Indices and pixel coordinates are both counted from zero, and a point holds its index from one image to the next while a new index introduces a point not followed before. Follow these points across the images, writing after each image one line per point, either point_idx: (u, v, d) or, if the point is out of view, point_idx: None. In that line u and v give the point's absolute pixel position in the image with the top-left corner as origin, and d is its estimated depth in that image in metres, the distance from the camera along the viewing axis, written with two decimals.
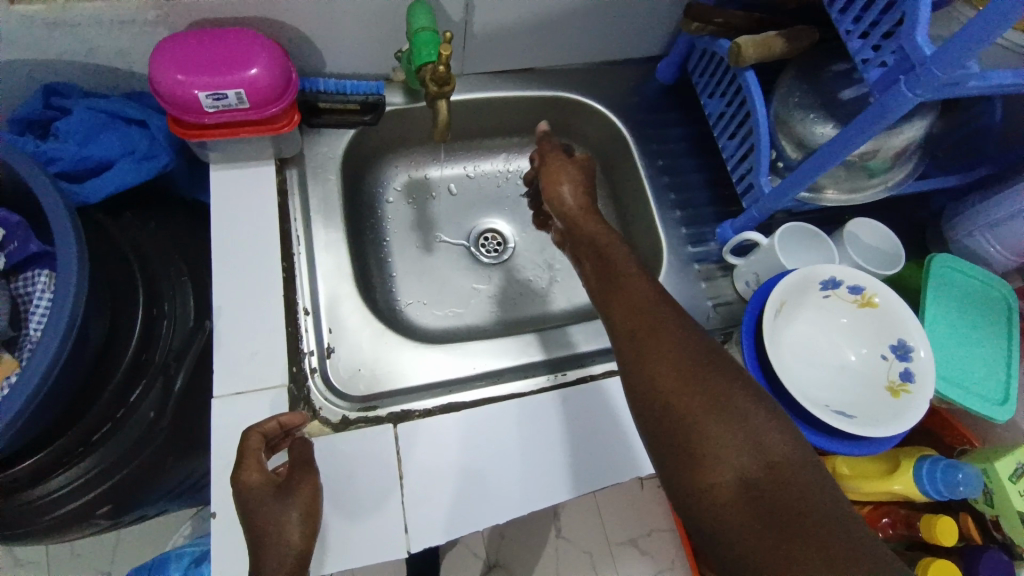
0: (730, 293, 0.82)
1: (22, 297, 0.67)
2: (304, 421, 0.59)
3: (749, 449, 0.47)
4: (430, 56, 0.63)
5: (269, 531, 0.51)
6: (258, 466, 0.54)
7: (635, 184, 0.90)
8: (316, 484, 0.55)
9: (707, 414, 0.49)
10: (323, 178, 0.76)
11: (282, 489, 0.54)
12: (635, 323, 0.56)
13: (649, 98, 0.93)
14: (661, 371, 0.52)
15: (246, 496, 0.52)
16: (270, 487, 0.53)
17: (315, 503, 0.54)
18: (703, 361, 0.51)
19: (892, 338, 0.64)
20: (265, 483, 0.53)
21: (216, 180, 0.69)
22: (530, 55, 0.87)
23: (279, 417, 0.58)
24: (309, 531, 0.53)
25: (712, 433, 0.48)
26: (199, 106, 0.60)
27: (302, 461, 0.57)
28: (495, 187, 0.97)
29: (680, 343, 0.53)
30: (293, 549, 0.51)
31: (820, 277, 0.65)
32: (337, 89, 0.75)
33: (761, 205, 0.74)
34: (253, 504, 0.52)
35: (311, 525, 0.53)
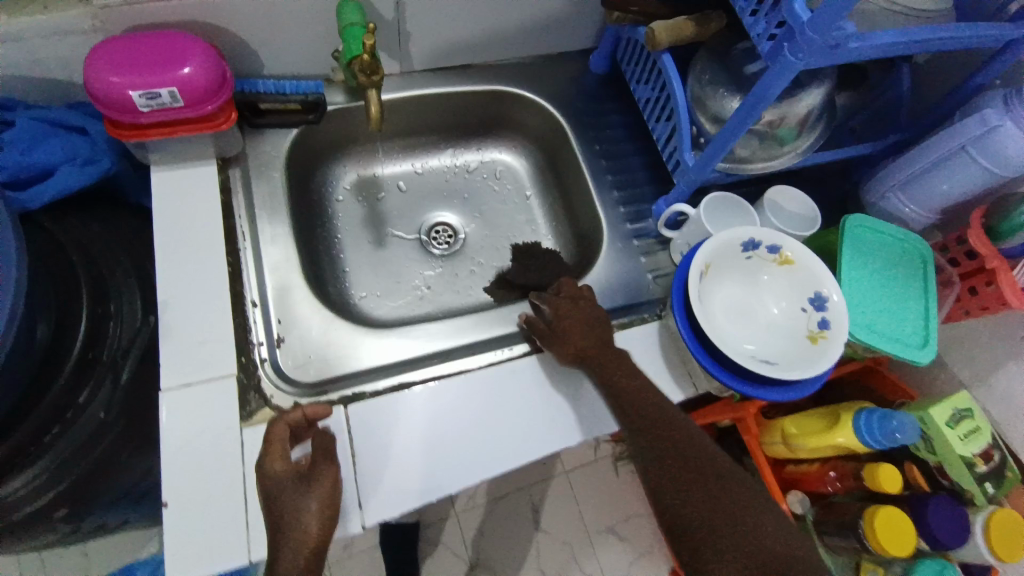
0: (668, 264, 0.86)
1: None
2: (327, 412, 0.61)
3: (775, 532, 0.57)
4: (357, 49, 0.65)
5: (288, 517, 0.55)
6: (281, 454, 0.58)
7: (576, 169, 0.94)
8: (334, 478, 0.57)
9: (747, 508, 0.58)
10: (268, 176, 0.78)
11: (302, 478, 0.57)
12: (664, 431, 0.63)
13: (584, 87, 0.98)
14: (724, 470, 0.61)
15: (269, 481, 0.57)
16: (290, 477, 0.57)
17: (334, 495, 0.57)
18: (719, 460, 0.62)
19: (811, 291, 0.69)
20: (286, 471, 0.57)
21: (158, 179, 0.70)
22: (467, 51, 0.91)
23: (303, 408, 0.61)
24: (323, 521, 0.56)
25: (770, 537, 0.57)
26: (134, 105, 0.62)
27: (327, 451, 0.59)
28: (444, 182, 1.01)
29: (700, 453, 0.62)
30: (310, 537, 0.55)
31: (740, 239, 0.70)
32: (277, 89, 0.77)
33: (687, 179, 0.79)
34: (275, 490, 0.56)
35: (327, 517, 0.56)
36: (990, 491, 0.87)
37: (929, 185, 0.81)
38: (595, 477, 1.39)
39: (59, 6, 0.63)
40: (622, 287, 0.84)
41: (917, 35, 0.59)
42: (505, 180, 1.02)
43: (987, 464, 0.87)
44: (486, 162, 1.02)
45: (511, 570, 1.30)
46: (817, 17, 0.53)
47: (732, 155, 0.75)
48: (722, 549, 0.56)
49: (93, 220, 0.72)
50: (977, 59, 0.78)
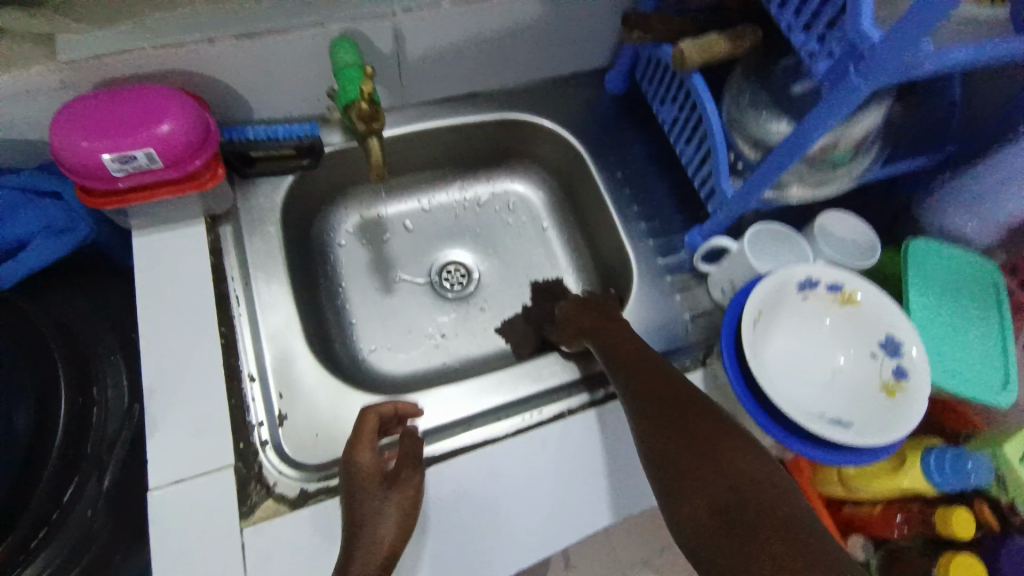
0: (706, 301, 0.78)
1: None
2: (416, 411, 0.63)
3: (744, 462, 0.50)
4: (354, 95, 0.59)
5: (363, 522, 0.52)
6: (370, 447, 0.57)
7: (596, 198, 0.86)
8: (418, 489, 0.55)
9: (714, 435, 0.52)
10: (263, 232, 0.71)
11: (386, 478, 0.55)
12: (637, 363, 0.61)
13: (601, 109, 0.90)
14: (692, 395, 0.56)
15: (356, 476, 0.55)
16: (378, 481, 0.55)
17: (412, 507, 0.54)
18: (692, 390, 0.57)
19: (881, 334, 0.61)
20: (372, 468, 0.56)
21: (141, 245, 0.63)
22: (473, 78, 0.84)
23: (395, 402, 0.62)
24: (399, 533, 0.52)
25: (729, 456, 0.50)
26: (106, 172, 0.55)
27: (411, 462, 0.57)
28: (453, 218, 0.93)
29: (675, 383, 0.58)
30: (382, 549, 0.51)
31: (796, 278, 0.62)
32: (268, 135, 0.71)
33: (726, 209, 0.71)
34: (357, 482, 0.55)
35: (405, 529, 0.53)
36: None
37: (998, 203, 0.72)
38: None
39: (23, 64, 0.57)
40: (658, 331, 0.75)
41: (1002, 45, 0.51)
42: (520, 212, 0.95)
43: None
44: (498, 193, 0.95)
45: None
46: (893, 34, 0.45)
47: (778, 182, 0.67)
48: (685, 468, 0.51)
49: (75, 292, 0.66)
50: None
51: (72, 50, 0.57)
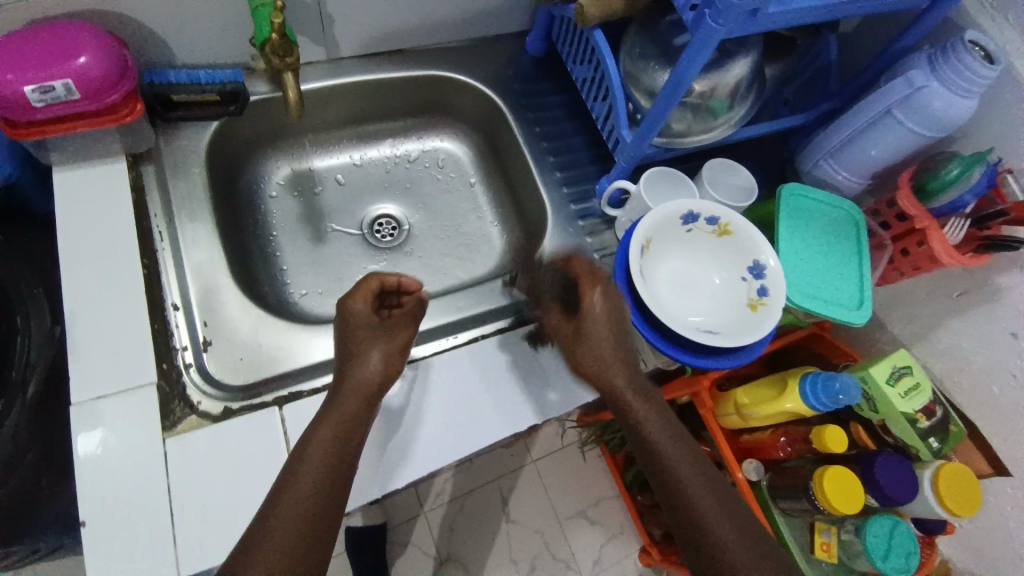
0: (614, 242, 0.86)
1: None
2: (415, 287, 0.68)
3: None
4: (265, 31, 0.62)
5: (356, 356, 0.61)
6: (362, 299, 0.64)
7: (518, 152, 0.93)
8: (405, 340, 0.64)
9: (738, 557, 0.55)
10: (186, 173, 0.73)
11: (379, 325, 0.63)
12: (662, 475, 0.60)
13: (522, 70, 0.96)
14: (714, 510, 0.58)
15: (351, 321, 0.63)
16: (367, 329, 0.63)
17: (393, 351, 0.62)
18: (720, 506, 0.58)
19: (749, 260, 0.70)
20: (363, 315, 0.63)
21: (59, 180, 0.65)
22: (399, 36, 0.88)
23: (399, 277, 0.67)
24: (384, 373, 0.61)
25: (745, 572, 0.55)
26: (26, 101, 0.57)
27: (409, 318, 0.66)
28: (384, 173, 0.98)
29: (700, 498, 0.58)
30: (374, 382, 0.60)
31: (680, 211, 0.70)
32: (190, 79, 0.73)
33: (626, 155, 0.79)
34: (351, 324, 0.63)
35: (389, 369, 0.61)
36: (934, 446, 0.88)
37: (858, 151, 0.83)
38: (563, 462, 1.39)
39: None
40: None
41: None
42: (448, 168, 1.00)
43: (931, 419, 0.88)
44: (428, 151, 1.00)
45: (484, 565, 1.27)
46: None
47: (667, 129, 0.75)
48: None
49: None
50: (897, 26, 0.80)
51: None
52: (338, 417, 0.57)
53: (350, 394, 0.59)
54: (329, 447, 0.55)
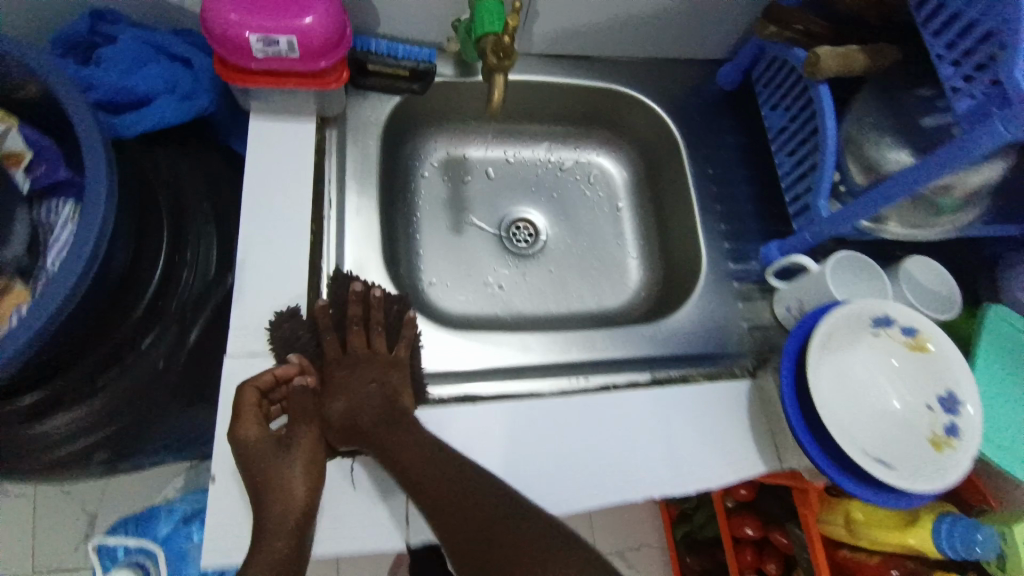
0: (767, 316, 0.78)
1: (42, 225, 0.66)
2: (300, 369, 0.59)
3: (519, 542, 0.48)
4: (495, 26, 0.59)
5: (272, 484, 0.52)
6: (253, 421, 0.55)
7: (682, 190, 0.86)
8: (316, 435, 0.57)
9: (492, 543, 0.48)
10: (363, 142, 0.73)
11: (282, 442, 0.55)
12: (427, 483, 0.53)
13: (707, 102, 0.89)
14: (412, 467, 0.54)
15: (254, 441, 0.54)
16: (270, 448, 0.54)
17: (317, 454, 0.56)
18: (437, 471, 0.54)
19: (941, 388, 0.62)
20: (260, 438, 0.54)
21: (255, 128, 0.66)
22: (592, 42, 0.84)
23: (274, 368, 0.58)
24: (311, 490, 0.54)
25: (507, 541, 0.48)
26: (249, 49, 0.57)
27: (307, 414, 0.57)
28: (534, 176, 0.94)
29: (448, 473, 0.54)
30: (296, 501, 0.52)
31: (874, 313, 0.63)
32: (389, 51, 0.73)
33: (814, 229, 0.71)
34: (255, 459, 0.53)
35: (315, 479, 0.54)
36: None
37: None
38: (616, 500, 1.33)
39: None
40: (717, 333, 0.76)
41: None
42: (598, 184, 0.95)
43: None
44: (582, 163, 0.95)
45: None
46: None
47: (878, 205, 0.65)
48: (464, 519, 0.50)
49: (185, 160, 0.69)
50: None
51: None
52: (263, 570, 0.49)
53: (278, 531, 0.51)
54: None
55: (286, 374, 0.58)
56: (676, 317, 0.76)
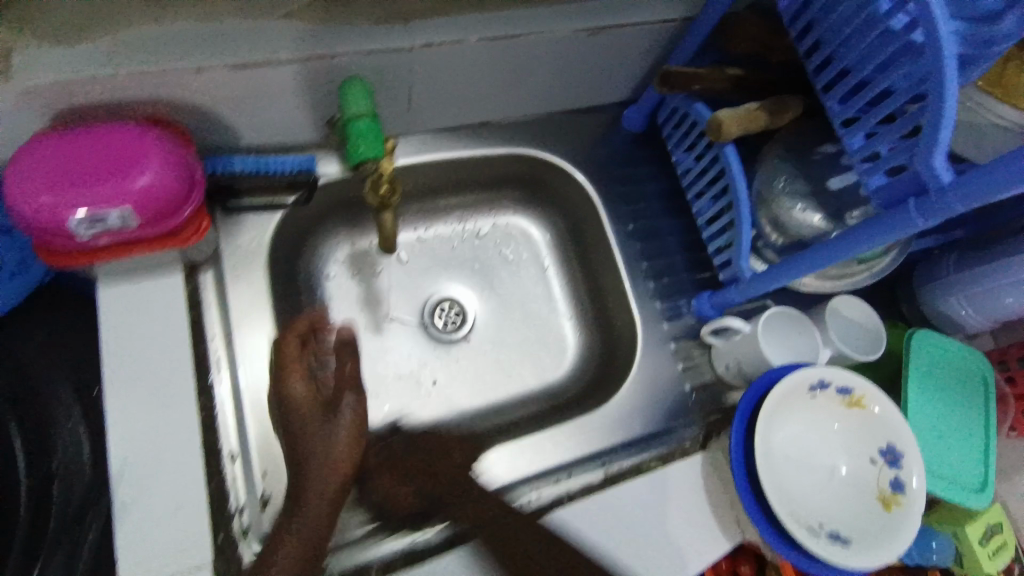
0: (708, 372, 0.77)
1: None
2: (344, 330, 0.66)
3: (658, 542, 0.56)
4: (376, 152, 0.54)
5: (315, 446, 0.60)
6: (299, 377, 0.62)
7: (607, 250, 0.82)
8: (359, 416, 0.62)
9: None
10: (248, 277, 0.65)
11: (325, 406, 0.62)
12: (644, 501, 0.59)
13: (616, 150, 0.85)
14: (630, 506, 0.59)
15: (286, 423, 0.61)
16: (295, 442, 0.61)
17: (359, 424, 0.62)
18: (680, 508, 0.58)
19: (882, 441, 0.62)
20: (306, 399, 0.62)
21: (109, 300, 0.56)
22: (490, 110, 0.77)
23: (308, 318, 0.66)
24: (353, 451, 0.61)
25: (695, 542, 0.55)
26: (75, 231, 0.48)
27: (353, 381, 0.64)
28: (450, 250, 0.88)
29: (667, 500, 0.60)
30: (340, 465, 0.60)
31: (810, 379, 0.62)
32: (257, 167, 0.64)
33: (739, 287, 0.69)
34: (300, 417, 0.61)
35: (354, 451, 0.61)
36: None
37: (997, 300, 0.71)
38: None
39: None
40: (656, 403, 0.75)
41: None
42: (518, 244, 0.89)
43: None
44: (499, 226, 0.89)
45: None
46: (966, 181, 0.41)
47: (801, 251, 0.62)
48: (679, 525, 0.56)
49: (42, 350, 0.61)
50: None
51: (22, 74, 0.46)
52: (303, 534, 0.56)
53: (320, 490, 0.59)
54: (305, 538, 0.55)
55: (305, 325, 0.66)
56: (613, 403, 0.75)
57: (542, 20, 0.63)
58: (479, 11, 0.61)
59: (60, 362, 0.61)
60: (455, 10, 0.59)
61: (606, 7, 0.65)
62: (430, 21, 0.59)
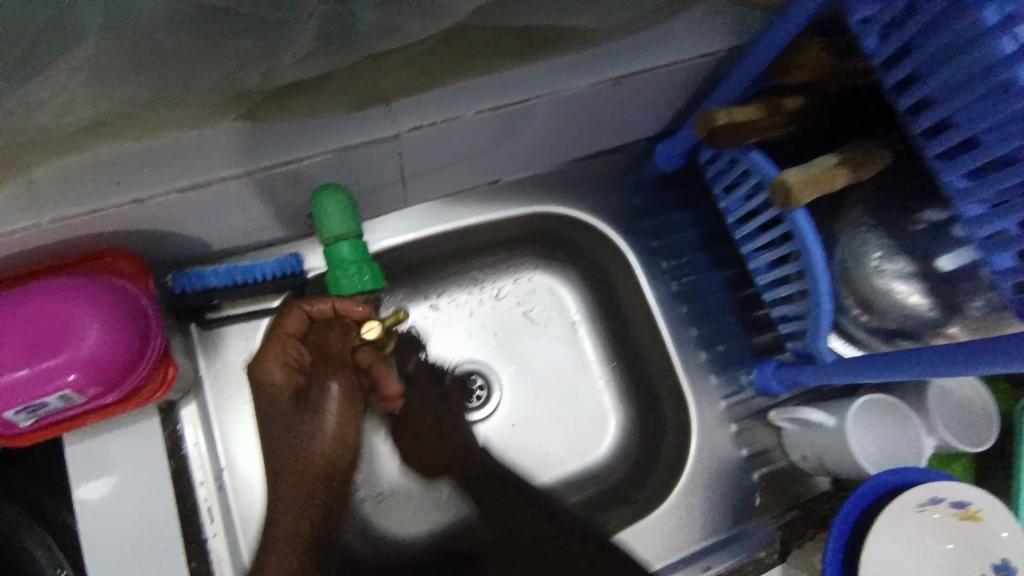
0: (777, 457, 0.66)
1: None
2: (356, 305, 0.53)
3: None
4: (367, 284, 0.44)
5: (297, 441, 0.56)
6: (274, 356, 0.55)
7: (645, 314, 0.71)
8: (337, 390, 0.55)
9: None
10: (233, 408, 0.58)
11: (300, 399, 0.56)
12: None
13: (650, 195, 0.72)
14: None
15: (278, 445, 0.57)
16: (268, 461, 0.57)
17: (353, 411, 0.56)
18: None
19: (995, 556, 0.52)
20: (286, 384, 0.55)
21: (74, 462, 0.48)
22: (498, 169, 0.65)
23: (335, 302, 0.53)
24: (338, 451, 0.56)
25: None
26: (11, 422, 0.41)
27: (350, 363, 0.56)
28: (467, 317, 0.75)
29: None
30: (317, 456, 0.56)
31: (922, 497, 0.51)
32: (233, 278, 0.55)
33: (817, 371, 0.58)
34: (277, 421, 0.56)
35: (339, 450, 0.56)
36: None
37: None
38: None
39: None
40: (716, 500, 0.65)
41: None
42: (548, 308, 0.76)
43: None
44: (521, 285, 0.76)
45: None
46: None
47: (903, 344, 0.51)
48: None
49: (24, 506, 0.55)
50: None
51: None
52: (288, 513, 0.56)
53: (300, 472, 0.56)
54: (292, 559, 0.55)
55: (358, 315, 0.54)
56: (663, 507, 0.65)
57: (553, 77, 0.50)
58: (474, 77, 0.49)
59: (43, 519, 0.55)
60: (445, 80, 0.48)
61: (633, 45, 0.52)
62: (415, 99, 0.48)
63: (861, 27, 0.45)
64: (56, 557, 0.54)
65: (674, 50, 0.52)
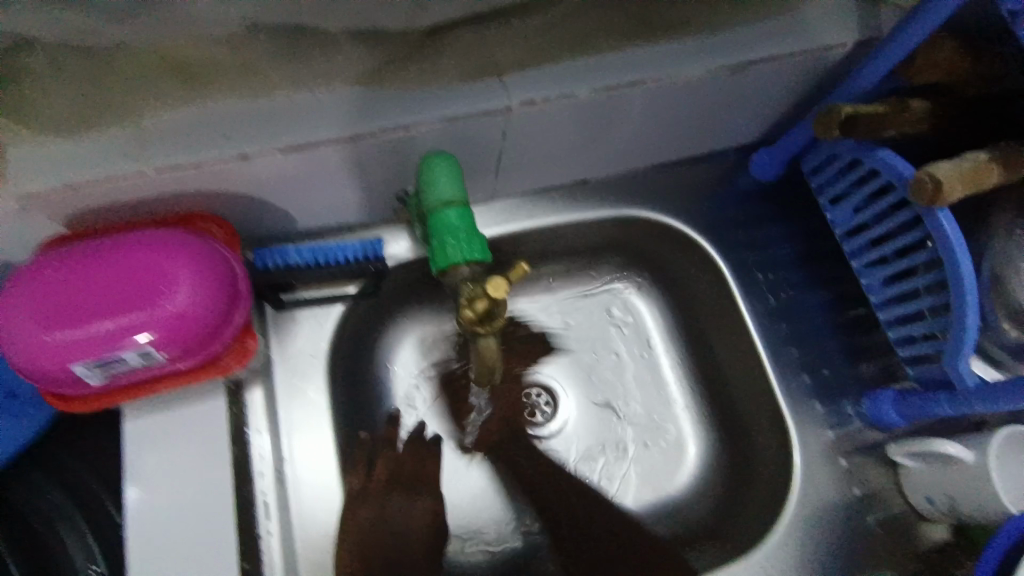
0: (890, 499, 0.59)
1: None
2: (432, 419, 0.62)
3: None
4: (476, 255, 0.40)
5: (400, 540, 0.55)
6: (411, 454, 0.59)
7: (735, 331, 0.65)
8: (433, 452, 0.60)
9: None
10: (303, 398, 0.54)
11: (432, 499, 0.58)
12: None
13: (743, 204, 0.67)
14: None
15: (367, 534, 0.53)
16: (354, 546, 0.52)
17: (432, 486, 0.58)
18: None
19: None
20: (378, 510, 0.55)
21: (136, 438, 0.45)
22: (588, 167, 0.62)
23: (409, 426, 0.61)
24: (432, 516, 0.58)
25: None
26: (83, 377, 0.38)
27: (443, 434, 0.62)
28: (536, 326, 0.70)
29: None
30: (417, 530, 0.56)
31: None
32: (315, 257, 0.53)
33: (955, 398, 0.50)
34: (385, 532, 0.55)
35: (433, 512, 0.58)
36: None
37: None
38: None
39: None
40: (817, 545, 0.57)
41: None
42: (627, 323, 0.71)
43: None
44: (594, 296, 0.71)
45: None
46: None
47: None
48: None
49: (67, 490, 0.51)
50: None
51: (31, 177, 0.38)
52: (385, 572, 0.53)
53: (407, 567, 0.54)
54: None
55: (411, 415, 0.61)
56: (762, 548, 0.57)
57: (668, 62, 0.48)
58: (587, 54, 0.47)
59: (88, 506, 0.51)
60: (559, 56, 0.46)
61: (751, 34, 0.49)
62: (529, 74, 0.46)
63: (1011, 19, 0.45)
64: (97, 551, 0.50)
65: (794, 41, 0.49)
